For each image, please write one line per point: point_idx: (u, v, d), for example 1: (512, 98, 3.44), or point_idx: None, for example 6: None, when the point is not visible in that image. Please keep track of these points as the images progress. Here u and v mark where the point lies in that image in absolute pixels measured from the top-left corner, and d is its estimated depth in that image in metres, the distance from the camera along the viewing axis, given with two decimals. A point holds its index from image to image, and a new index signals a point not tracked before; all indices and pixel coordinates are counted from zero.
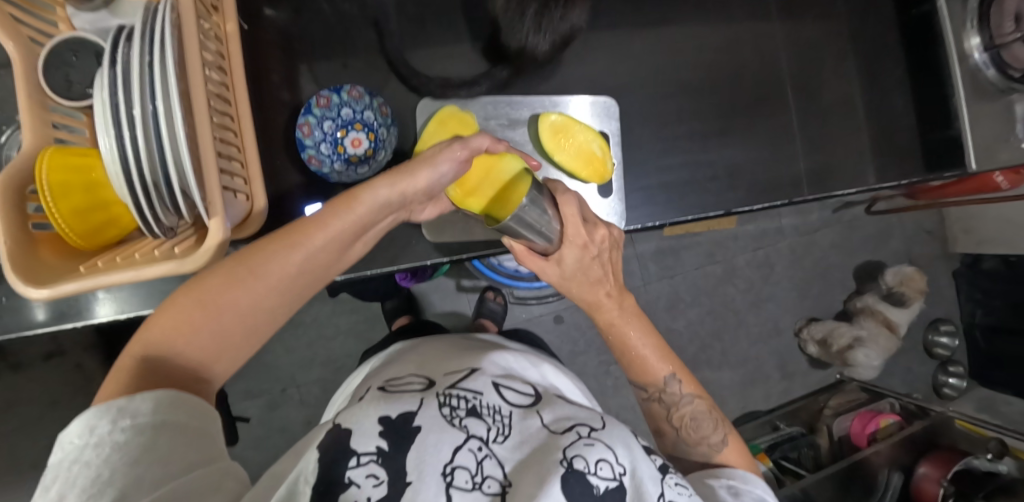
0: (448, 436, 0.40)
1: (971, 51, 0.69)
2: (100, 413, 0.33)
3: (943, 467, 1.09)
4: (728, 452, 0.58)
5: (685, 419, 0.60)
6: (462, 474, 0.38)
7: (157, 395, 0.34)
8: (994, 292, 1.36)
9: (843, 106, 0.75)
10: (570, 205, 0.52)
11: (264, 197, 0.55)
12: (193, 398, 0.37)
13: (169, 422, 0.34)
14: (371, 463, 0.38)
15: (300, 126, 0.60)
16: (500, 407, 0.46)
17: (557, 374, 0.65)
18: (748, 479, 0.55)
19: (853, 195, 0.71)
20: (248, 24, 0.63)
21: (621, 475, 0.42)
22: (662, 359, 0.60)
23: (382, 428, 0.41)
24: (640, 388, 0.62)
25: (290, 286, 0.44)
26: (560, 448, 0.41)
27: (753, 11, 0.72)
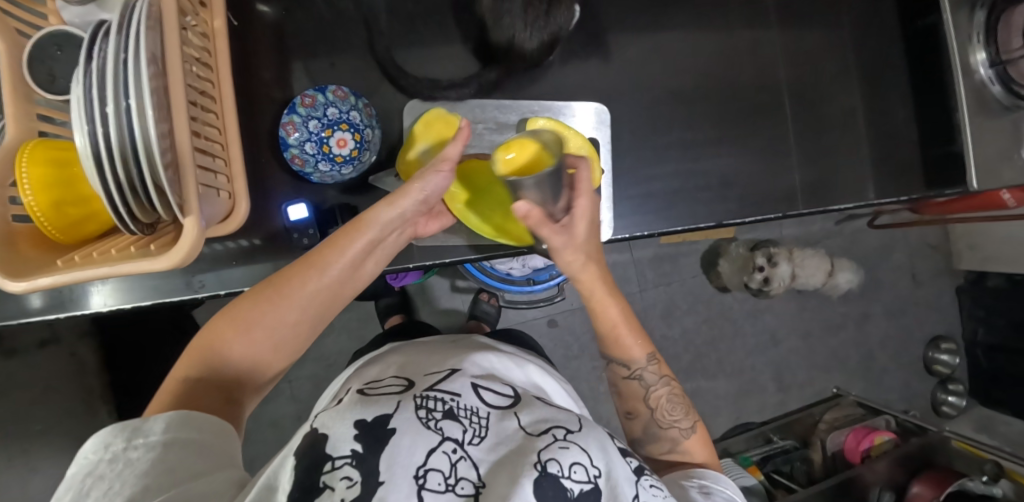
0: (421, 438, 0.40)
1: (977, 66, 0.68)
2: (117, 431, 0.36)
3: (938, 488, 1.07)
4: (695, 440, 0.60)
5: (660, 400, 0.61)
6: (436, 477, 0.37)
7: (166, 416, 0.38)
8: (996, 310, 1.34)
9: (842, 117, 0.73)
10: (585, 170, 0.54)
11: (246, 198, 0.54)
12: (212, 417, 0.41)
13: (178, 437, 0.37)
14: (346, 465, 0.37)
15: (283, 124, 0.58)
16: (478, 410, 0.45)
17: (541, 375, 0.66)
18: (716, 480, 0.55)
19: (853, 210, 0.70)
20: (239, 20, 0.63)
21: (595, 478, 0.41)
22: (641, 342, 0.61)
23: (357, 431, 0.40)
24: (621, 366, 0.61)
25: (314, 306, 0.48)
26: (535, 451, 0.41)
27: (754, 19, 0.71)
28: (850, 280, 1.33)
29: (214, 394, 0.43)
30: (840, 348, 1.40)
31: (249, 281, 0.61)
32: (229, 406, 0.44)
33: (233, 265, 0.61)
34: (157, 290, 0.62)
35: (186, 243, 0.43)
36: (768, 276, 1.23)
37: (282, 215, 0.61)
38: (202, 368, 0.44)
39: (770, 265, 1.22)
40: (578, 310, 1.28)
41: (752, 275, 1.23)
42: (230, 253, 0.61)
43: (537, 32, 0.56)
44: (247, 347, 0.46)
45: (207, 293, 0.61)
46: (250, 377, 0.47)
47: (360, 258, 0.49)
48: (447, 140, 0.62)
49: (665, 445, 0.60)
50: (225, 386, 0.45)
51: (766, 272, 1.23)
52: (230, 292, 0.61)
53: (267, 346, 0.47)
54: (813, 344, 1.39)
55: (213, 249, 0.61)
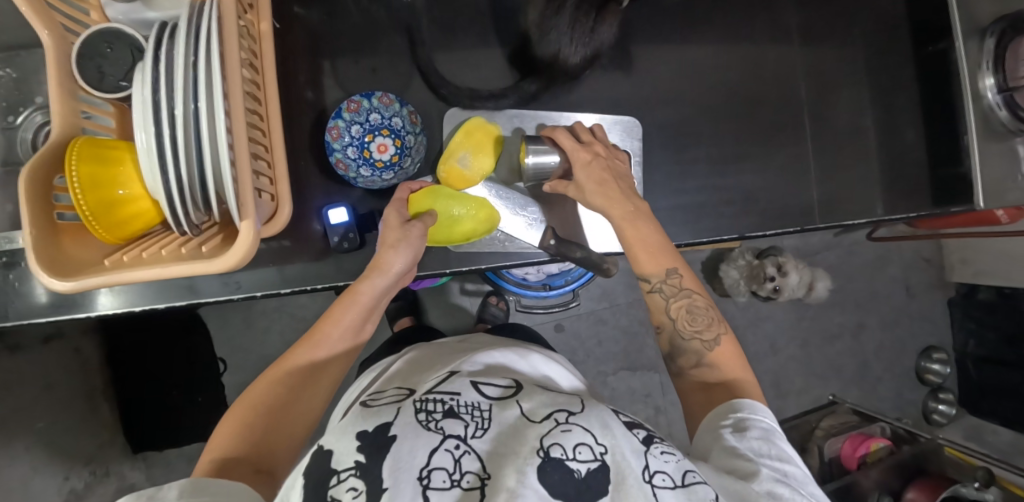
0: (423, 440, 0.40)
1: (985, 90, 0.71)
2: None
3: (931, 494, 1.10)
4: (721, 352, 0.55)
5: (682, 310, 0.57)
6: (439, 475, 0.38)
7: (181, 484, 0.37)
8: (986, 323, 1.39)
9: (856, 135, 0.76)
10: (563, 135, 0.60)
11: (288, 200, 0.55)
12: (242, 487, 0.39)
13: (195, 499, 0.36)
14: (349, 477, 0.39)
15: (328, 129, 0.58)
16: (479, 403, 0.46)
17: (549, 364, 0.66)
18: (756, 408, 0.49)
19: (865, 225, 0.72)
20: (280, 23, 0.64)
21: (601, 455, 0.41)
22: (662, 254, 0.57)
23: (359, 443, 0.41)
24: (642, 280, 0.59)
25: (323, 374, 0.51)
26: (537, 437, 0.41)
27: (776, 38, 0.73)
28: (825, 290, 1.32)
29: (240, 466, 0.42)
30: (837, 357, 1.43)
31: (282, 283, 0.62)
32: (258, 478, 0.42)
33: (266, 266, 0.62)
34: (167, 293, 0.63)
35: (242, 251, 0.44)
36: (779, 286, 1.25)
37: (321, 220, 0.61)
38: (228, 444, 0.43)
39: (781, 275, 1.25)
40: (584, 315, 1.29)
41: (766, 286, 1.25)
42: (264, 254, 0.62)
43: (579, 47, 0.57)
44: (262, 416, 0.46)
45: (243, 293, 0.62)
46: (274, 455, 0.45)
47: (358, 322, 0.53)
48: (486, 152, 0.65)
49: (690, 359, 0.56)
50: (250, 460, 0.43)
51: (777, 281, 1.25)
52: (265, 293, 0.62)
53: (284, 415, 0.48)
54: (811, 353, 1.42)
55: None
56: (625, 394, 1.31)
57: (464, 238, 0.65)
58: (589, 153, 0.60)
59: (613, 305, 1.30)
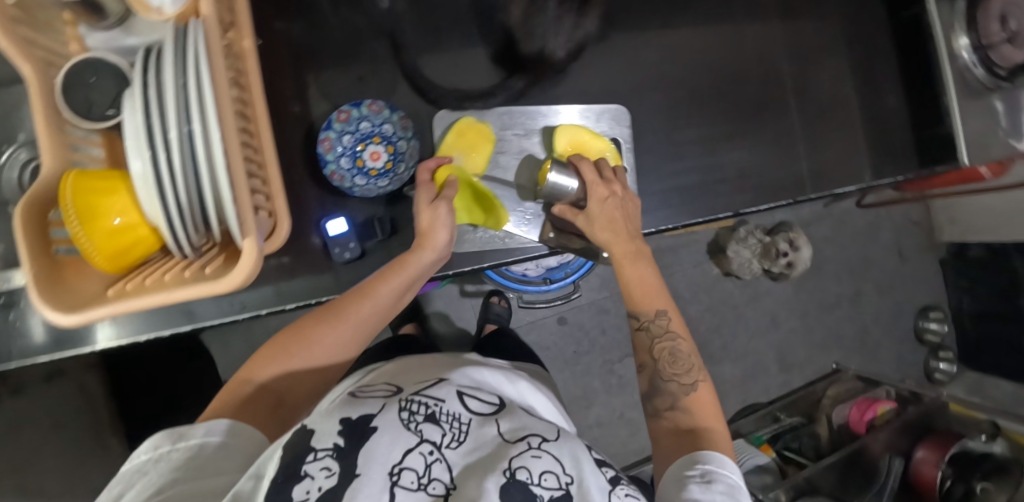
0: (403, 438, 0.44)
1: (960, 50, 0.73)
2: (166, 436, 0.44)
3: (941, 451, 1.11)
4: (696, 398, 0.59)
5: (664, 351, 0.62)
6: (409, 475, 0.41)
7: (221, 422, 0.47)
8: (979, 279, 1.42)
9: (838, 105, 0.77)
10: (587, 168, 0.62)
11: (286, 215, 0.55)
12: (252, 432, 0.49)
13: (220, 441, 0.45)
14: (326, 457, 0.40)
15: (320, 140, 0.57)
16: (460, 414, 0.50)
17: (533, 394, 0.68)
18: (722, 463, 0.51)
19: (856, 192, 0.73)
20: (260, 39, 0.63)
21: (565, 485, 0.44)
22: (659, 294, 0.64)
23: (341, 427, 0.44)
24: (633, 316, 0.64)
25: (361, 328, 0.57)
26: (506, 458, 0.44)
27: (753, 16, 0.74)
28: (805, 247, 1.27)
29: (265, 397, 0.53)
30: (838, 325, 1.45)
31: (288, 298, 0.62)
32: (275, 410, 0.53)
33: (269, 284, 0.62)
34: (170, 318, 0.62)
35: (248, 265, 0.44)
36: (792, 260, 1.24)
37: (321, 231, 0.62)
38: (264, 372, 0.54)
39: (794, 251, 1.24)
40: (586, 306, 1.29)
41: (783, 262, 1.24)
42: (265, 272, 0.61)
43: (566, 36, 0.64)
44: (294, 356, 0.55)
45: (248, 313, 0.62)
46: (298, 384, 0.56)
47: (402, 290, 0.57)
48: (480, 148, 0.64)
49: (665, 400, 0.60)
50: (274, 391, 0.54)
51: (790, 256, 1.24)
52: (270, 310, 0.62)
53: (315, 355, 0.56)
54: (812, 324, 1.44)
55: None
56: (633, 381, 1.32)
57: (464, 240, 0.65)
58: (607, 189, 0.62)
59: (613, 293, 1.30)
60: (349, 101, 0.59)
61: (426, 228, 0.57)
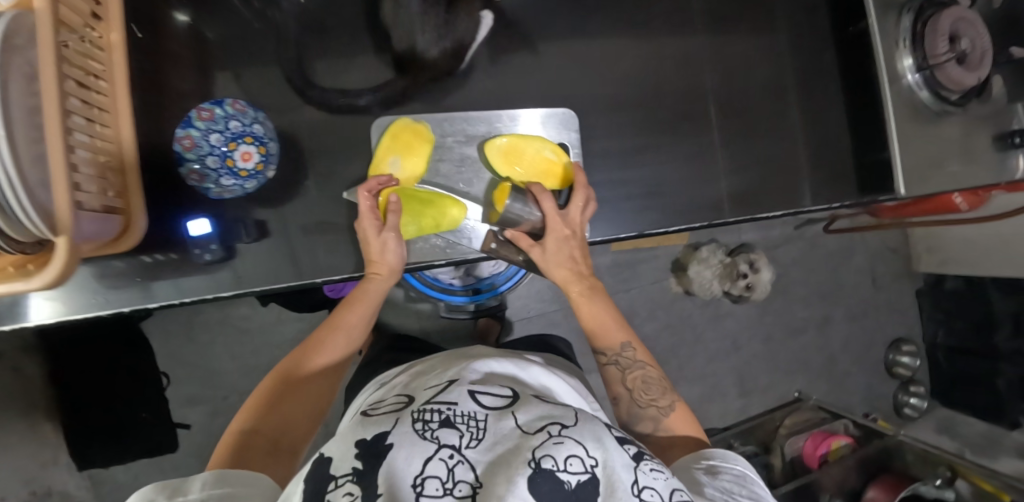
0: (417, 449, 0.33)
1: (905, 73, 0.68)
2: (156, 490, 0.36)
3: (891, 493, 1.06)
4: (678, 418, 0.52)
5: (636, 381, 0.54)
6: (432, 484, 0.31)
7: (209, 473, 0.38)
8: (955, 312, 1.35)
9: (772, 123, 0.72)
10: (547, 199, 0.57)
11: (143, 216, 0.54)
12: (261, 479, 0.40)
13: (218, 491, 0.37)
14: (347, 482, 0.32)
15: (180, 138, 0.53)
16: (474, 412, 0.37)
17: (547, 376, 0.57)
18: (727, 457, 0.46)
19: (782, 217, 0.69)
20: (151, 27, 0.61)
21: (593, 467, 0.33)
22: (620, 325, 0.57)
23: (357, 449, 0.35)
24: (600, 352, 0.56)
25: (340, 356, 0.55)
26: (529, 447, 0.33)
27: (677, 27, 0.70)
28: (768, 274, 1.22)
29: (259, 440, 0.46)
30: (802, 352, 1.39)
31: (149, 297, 0.57)
32: (276, 452, 0.46)
33: (138, 281, 0.57)
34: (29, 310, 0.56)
35: (60, 269, 0.41)
36: (752, 283, 1.19)
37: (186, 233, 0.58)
38: (256, 417, 0.48)
39: (753, 272, 1.18)
40: (535, 318, 1.25)
41: (738, 284, 1.18)
42: (134, 270, 0.57)
43: (437, 40, 0.59)
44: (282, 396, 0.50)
45: (110, 310, 0.56)
46: (298, 424, 0.50)
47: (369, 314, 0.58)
48: (418, 150, 0.61)
49: (647, 425, 0.52)
50: (273, 434, 0.47)
51: (749, 278, 1.18)
52: (133, 309, 0.56)
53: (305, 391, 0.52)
54: (775, 349, 1.38)
55: (117, 263, 0.56)
56: None
57: (354, 246, 0.62)
58: (570, 231, 0.58)
59: (564, 306, 1.26)
60: (212, 99, 0.55)
61: (381, 248, 0.57)
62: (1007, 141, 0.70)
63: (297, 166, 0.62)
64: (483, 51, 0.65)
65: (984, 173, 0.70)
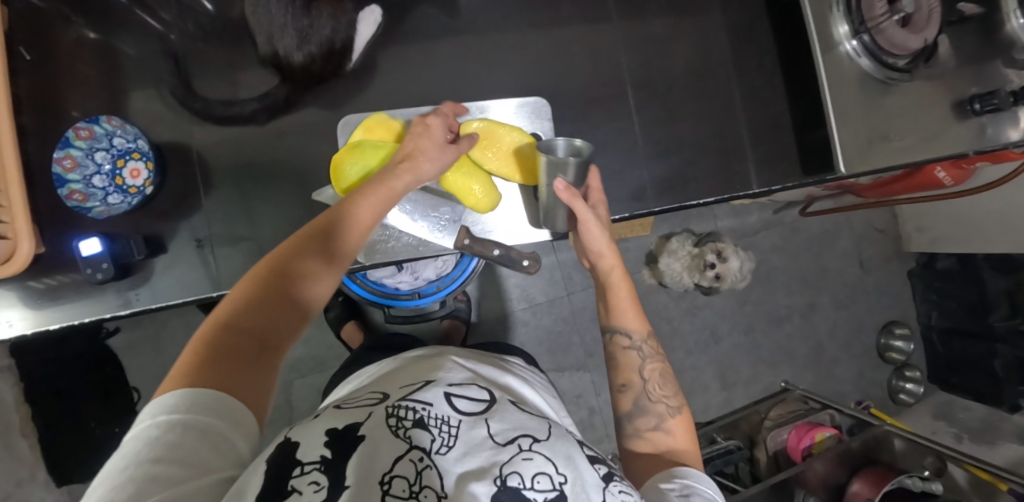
0: (387, 447, 0.30)
1: (841, 40, 0.63)
2: (149, 409, 0.29)
3: (876, 487, 0.99)
4: (682, 425, 0.49)
5: (653, 373, 0.52)
6: (399, 485, 0.28)
7: (189, 392, 0.29)
8: (948, 292, 1.29)
9: (702, 105, 0.69)
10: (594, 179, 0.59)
11: (30, 239, 0.52)
12: (241, 412, 0.31)
13: (200, 420, 0.28)
14: (314, 471, 0.29)
15: (58, 160, 0.55)
16: (449, 416, 0.34)
17: (524, 387, 0.51)
18: (699, 478, 0.41)
19: (713, 203, 0.65)
20: (49, 45, 0.61)
21: (561, 484, 0.31)
22: (641, 315, 0.55)
23: (327, 438, 0.31)
24: (621, 334, 0.54)
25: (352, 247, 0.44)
26: (498, 463, 0.31)
27: (590, 16, 0.69)
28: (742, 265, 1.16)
29: (241, 338, 0.34)
30: (787, 341, 1.34)
31: (51, 319, 0.56)
32: (262, 359, 0.34)
33: (38, 304, 0.56)
34: None
35: None
36: (721, 273, 1.14)
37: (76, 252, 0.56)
38: (237, 305, 0.35)
39: (722, 261, 1.13)
40: (502, 317, 1.22)
41: (709, 275, 1.14)
42: (41, 291, 0.56)
43: (299, 44, 0.57)
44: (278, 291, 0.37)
45: (15, 333, 0.56)
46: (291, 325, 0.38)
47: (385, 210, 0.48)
48: (377, 134, 0.59)
49: (648, 420, 0.49)
50: (255, 335, 0.35)
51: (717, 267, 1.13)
52: (34, 330, 0.56)
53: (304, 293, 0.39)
54: (758, 338, 1.33)
55: (13, 289, 0.56)
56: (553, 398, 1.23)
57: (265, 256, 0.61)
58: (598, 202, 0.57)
59: (532, 305, 1.23)
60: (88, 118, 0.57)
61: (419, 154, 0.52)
62: (966, 109, 0.64)
63: (204, 176, 0.61)
64: (389, 51, 0.65)
65: (937, 144, 0.64)
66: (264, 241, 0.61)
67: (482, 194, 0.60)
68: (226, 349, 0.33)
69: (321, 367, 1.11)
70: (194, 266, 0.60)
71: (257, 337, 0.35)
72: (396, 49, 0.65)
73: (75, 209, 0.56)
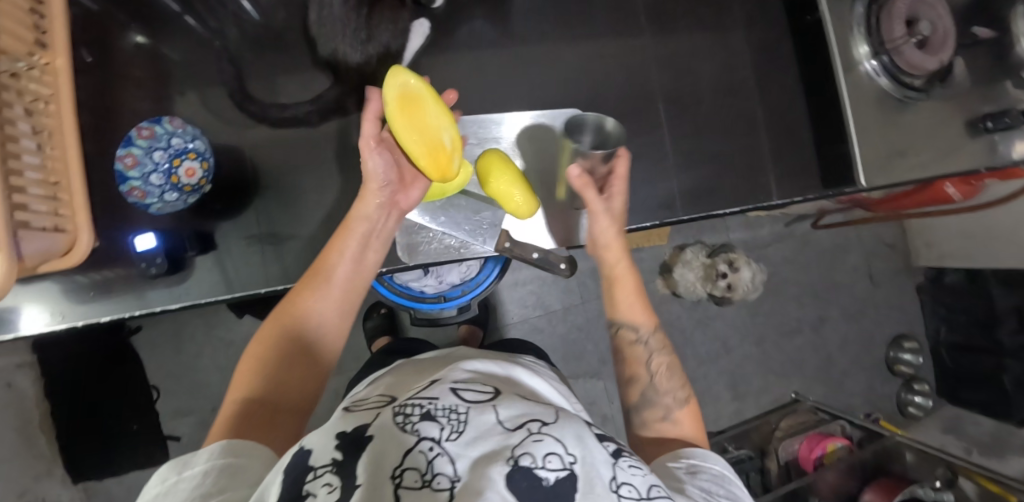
0: (396, 443, 0.32)
1: (861, 60, 0.65)
2: (170, 467, 0.35)
3: (887, 496, 1.00)
4: (687, 415, 0.53)
5: (661, 366, 0.55)
6: (410, 475, 0.29)
7: (216, 445, 0.37)
8: (956, 307, 1.31)
9: (726, 119, 0.72)
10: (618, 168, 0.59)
11: (87, 234, 0.55)
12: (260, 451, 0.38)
13: (221, 461, 0.35)
14: (326, 473, 0.31)
15: (121, 157, 0.56)
16: (456, 406, 0.35)
17: (532, 378, 0.52)
18: (706, 456, 0.45)
19: (737, 213, 0.67)
20: (103, 50, 0.64)
21: (571, 463, 0.32)
22: (646, 309, 0.58)
23: (337, 442, 0.34)
24: (628, 327, 0.57)
25: (332, 294, 0.51)
26: (505, 446, 0.32)
27: (620, 32, 0.72)
28: (754, 276, 1.20)
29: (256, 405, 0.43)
30: (798, 352, 1.35)
31: (100, 311, 0.58)
32: (273, 416, 0.42)
33: (88, 298, 0.58)
34: None
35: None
36: (731, 283, 1.18)
37: (128, 248, 0.58)
38: (248, 378, 0.45)
39: (733, 272, 1.18)
40: (518, 323, 1.24)
41: (721, 285, 1.18)
42: (91, 285, 0.58)
43: (360, 46, 0.61)
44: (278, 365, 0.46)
45: (65, 324, 0.58)
46: (293, 382, 0.46)
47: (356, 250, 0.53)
48: None
49: (656, 412, 0.52)
50: (266, 398, 0.44)
51: (728, 278, 1.18)
52: (85, 322, 0.58)
53: (297, 350, 0.48)
54: (768, 349, 1.34)
55: (65, 282, 0.58)
56: None
57: (305, 257, 0.63)
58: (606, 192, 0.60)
59: (548, 312, 1.25)
60: (151, 120, 0.58)
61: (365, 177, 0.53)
62: (979, 127, 0.67)
63: (247, 177, 0.64)
64: (426, 59, 0.67)
65: (955, 160, 0.66)
66: (302, 242, 0.63)
67: (523, 202, 0.59)
68: (245, 414, 0.42)
69: (340, 369, 1.12)
70: (236, 263, 0.62)
71: (265, 398, 0.44)
72: (432, 59, 0.67)
73: (134, 205, 0.57)
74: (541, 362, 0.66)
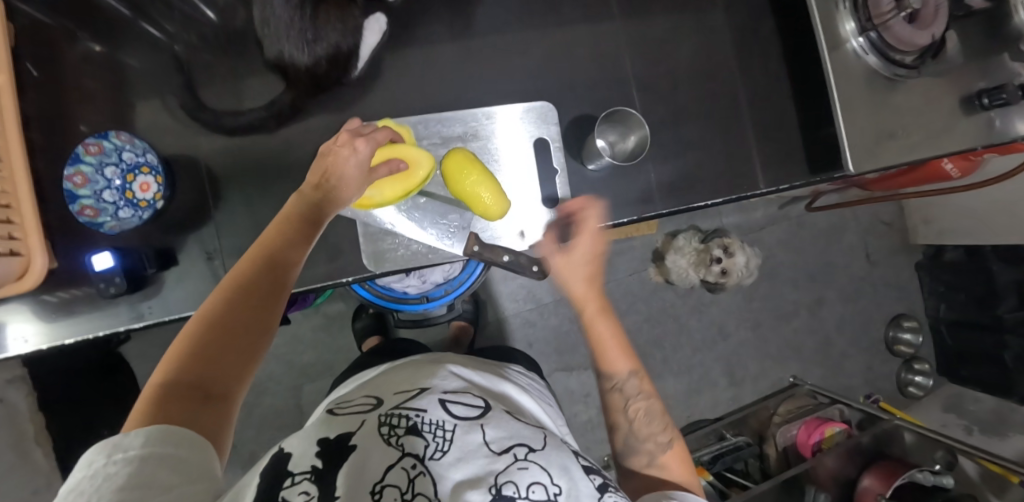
0: (379, 455, 0.31)
1: (847, 38, 0.62)
2: (98, 448, 0.29)
3: (886, 482, 0.98)
4: (673, 458, 0.51)
5: (640, 412, 0.52)
6: (391, 494, 0.29)
7: (148, 429, 0.30)
8: (955, 284, 1.28)
9: (706, 105, 0.69)
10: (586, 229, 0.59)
11: (42, 254, 0.53)
12: (197, 445, 0.31)
13: (159, 452, 0.29)
14: (304, 481, 0.30)
15: (70, 176, 0.56)
16: (443, 423, 0.35)
17: (521, 395, 0.51)
18: (694, 501, 0.43)
19: (719, 204, 0.65)
20: (53, 59, 0.61)
21: (556, 495, 0.31)
22: (629, 353, 0.55)
23: (319, 448, 0.33)
24: (607, 375, 0.54)
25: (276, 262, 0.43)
26: (490, 474, 0.31)
27: (593, 17, 0.68)
28: (749, 261, 1.15)
29: (188, 388, 0.33)
30: (795, 336, 1.33)
31: (65, 333, 0.56)
32: (210, 402, 0.34)
33: (52, 319, 0.57)
34: None
35: None
36: (726, 268, 1.13)
37: (88, 267, 0.56)
38: (176, 359, 0.35)
39: (727, 257, 1.13)
40: (509, 318, 1.22)
41: (714, 271, 1.14)
42: (55, 305, 0.57)
43: (305, 47, 0.58)
44: (221, 327, 0.37)
45: (30, 347, 0.56)
46: (234, 363, 0.37)
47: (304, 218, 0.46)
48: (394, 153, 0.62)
49: (641, 459, 0.51)
50: (200, 380, 0.34)
51: (721, 263, 1.13)
52: (50, 345, 0.56)
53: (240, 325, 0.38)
54: (765, 334, 1.32)
55: (28, 304, 0.56)
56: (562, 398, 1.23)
57: None
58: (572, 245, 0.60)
59: (539, 305, 1.23)
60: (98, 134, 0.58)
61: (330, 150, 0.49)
62: (974, 103, 0.63)
63: (211, 187, 0.62)
64: (389, 56, 0.64)
65: (947, 140, 0.64)
66: None
67: (492, 202, 0.57)
68: (173, 402, 0.32)
69: (330, 371, 1.11)
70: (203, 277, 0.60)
71: (200, 383, 0.34)
72: (396, 56, 0.65)
73: (87, 224, 0.57)
74: (525, 372, 0.65)
